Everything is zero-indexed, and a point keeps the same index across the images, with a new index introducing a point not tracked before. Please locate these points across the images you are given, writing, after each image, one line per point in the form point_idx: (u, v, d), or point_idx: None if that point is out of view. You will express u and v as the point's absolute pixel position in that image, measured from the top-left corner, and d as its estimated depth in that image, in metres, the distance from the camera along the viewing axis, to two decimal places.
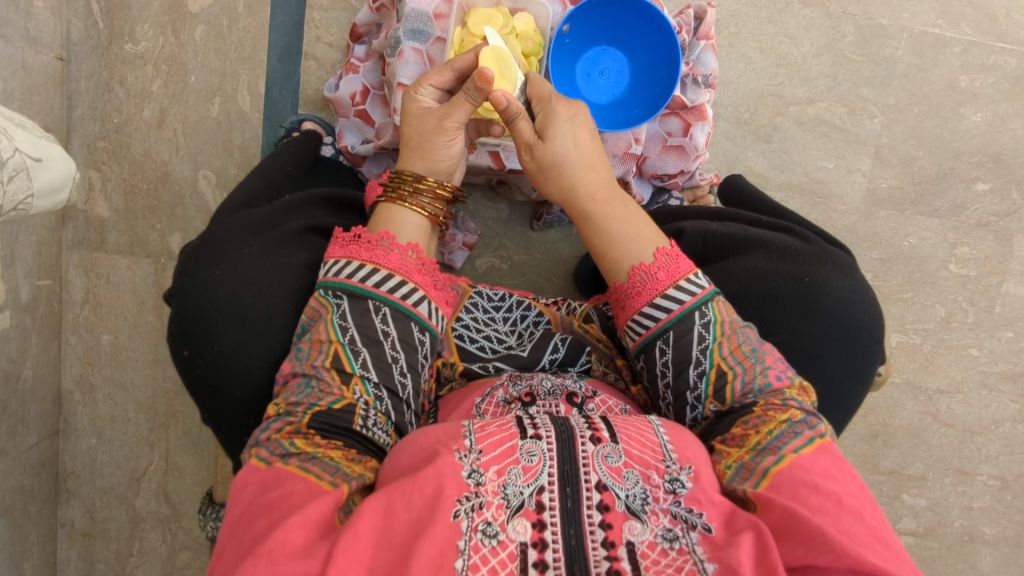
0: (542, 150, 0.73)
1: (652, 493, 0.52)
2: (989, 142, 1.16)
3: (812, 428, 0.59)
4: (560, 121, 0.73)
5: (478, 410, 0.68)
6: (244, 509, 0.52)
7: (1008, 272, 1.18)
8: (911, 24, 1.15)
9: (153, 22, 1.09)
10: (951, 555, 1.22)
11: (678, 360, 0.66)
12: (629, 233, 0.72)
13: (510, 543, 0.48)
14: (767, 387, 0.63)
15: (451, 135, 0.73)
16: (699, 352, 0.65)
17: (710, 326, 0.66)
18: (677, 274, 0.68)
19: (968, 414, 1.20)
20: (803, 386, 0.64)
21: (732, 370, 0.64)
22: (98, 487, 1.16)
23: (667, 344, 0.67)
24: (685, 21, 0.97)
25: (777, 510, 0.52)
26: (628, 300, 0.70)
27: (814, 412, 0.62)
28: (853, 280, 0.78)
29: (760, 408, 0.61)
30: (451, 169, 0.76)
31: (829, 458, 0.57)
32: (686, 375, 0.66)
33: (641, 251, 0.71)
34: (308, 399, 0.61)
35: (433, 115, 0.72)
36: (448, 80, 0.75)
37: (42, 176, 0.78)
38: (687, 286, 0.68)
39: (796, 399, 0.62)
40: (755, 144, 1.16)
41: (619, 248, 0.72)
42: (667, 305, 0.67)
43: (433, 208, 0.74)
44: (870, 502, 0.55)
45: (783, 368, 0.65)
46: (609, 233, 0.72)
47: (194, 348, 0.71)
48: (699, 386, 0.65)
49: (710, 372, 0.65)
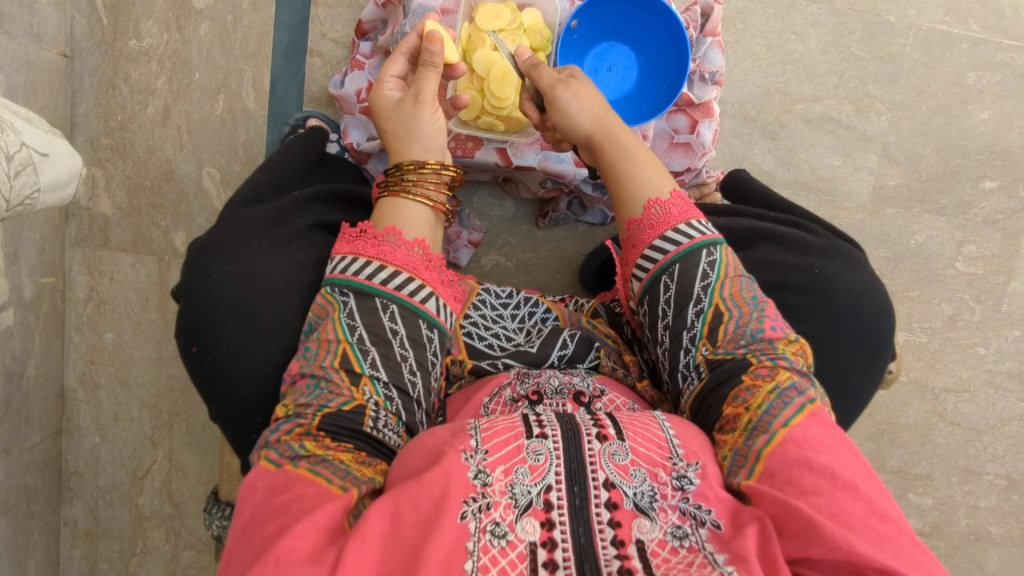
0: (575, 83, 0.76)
1: (659, 491, 0.52)
2: (996, 140, 1.16)
3: (802, 393, 0.58)
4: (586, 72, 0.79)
5: (486, 410, 0.68)
6: (252, 514, 0.52)
7: (1015, 271, 1.18)
8: (918, 21, 1.14)
9: (157, 19, 1.08)
10: (957, 554, 1.21)
11: (680, 296, 0.66)
12: (651, 167, 0.73)
13: (519, 544, 0.47)
14: (759, 335, 0.63)
15: (431, 108, 0.75)
16: (701, 290, 0.66)
17: (715, 265, 0.66)
18: (689, 213, 0.70)
19: (975, 413, 1.19)
20: (801, 345, 0.64)
21: (729, 312, 0.65)
22: (102, 486, 1.15)
23: (672, 279, 0.67)
24: (691, 18, 0.96)
25: (769, 503, 0.51)
26: (639, 236, 0.70)
27: (807, 375, 0.61)
28: (863, 274, 0.78)
29: (748, 377, 0.60)
30: (442, 148, 0.76)
31: (821, 426, 0.56)
32: (685, 314, 0.66)
33: (661, 186, 0.72)
34: (317, 400, 0.60)
35: (404, 98, 0.75)
36: (403, 68, 0.79)
37: (48, 172, 0.78)
38: (696, 225, 0.69)
39: (788, 357, 0.61)
40: (761, 141, 1.16)
41: (652, 163, 0.73)
42: (675, 238, 0.68)
43: (437, 194, 0.73)
44: (864, 470, 0.54)
45: (779, 321, 0.65)
46: (638, 152, 0.74)
47: (202, 345, 0.71)
48: (695, 325, 0.65)
49: (708, 312, 0.65)
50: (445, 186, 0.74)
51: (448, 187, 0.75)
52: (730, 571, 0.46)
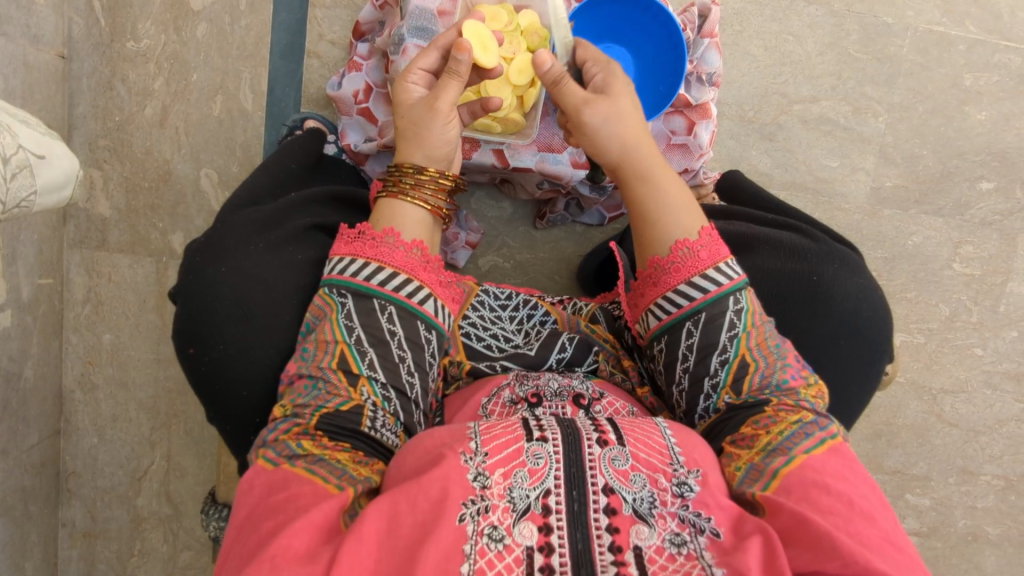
0: (609, 106, 0.71)
1: (659, 497, 0.52)
2: (994, 141, 1.16)
3: (823, 429, 0.59)
4: (623, 88, 0.73)
5: (485, 410, 0.68)
6: (249, 512, 0.52)
7: (1013, 271, 1.18)
8: (915, 22, 1.15)
9: (155, 20, 1.08)
10: (955, 555, 1.21)
11: (703, 344, 0.64)
12: (683, 200, 0.70)
13: (516, 547, 0.47)
14: (784, 384, 0.62)
15: (447, 118, 0.72)
16: (727, 339, 0.64)
17: (743, 314, 0.65)
18: (718, 255, 0.67)
19: (972, 413, 1.19)
20: (819, 388, 0.64)
21: (756, 362, 0.63)
22: (100, 487, 1.15)
23: (695, 327, 0.65)
24: (688, 19, 0.96)
25: (785, 516, 0.51)
26: (663, 276, 0.67)
27: (827, 415, 0.62)
28: (861, 279, 0.78)
29: (771, 408, 0.61)
30: (448, 156, 0.74)
31: (840, 459, 0.56)
32: (708, 362, 0.64)
33: (692, 223, 0.69)
34: (314, 401, 0.60)
35: (422, 102, 0.72)
36: (435, 63, 0.75)
37: (45, 173, 0.78)
38: (725, 269, 0.66)
39: (809, 401, 0.62)
40: (758, 142, 1.16)
41: (676, 212, 0.69)
42: (703, 285, 0.65)
43: (436, 200, 0.73)
44: (881, 504, 0.55)
45: (800, 367, 0.65)
46: (665, 195, 0.70)
47: (199, 346, 0.71)
48: (719, 373, 0.64)
49: (732, 362, 0.64)
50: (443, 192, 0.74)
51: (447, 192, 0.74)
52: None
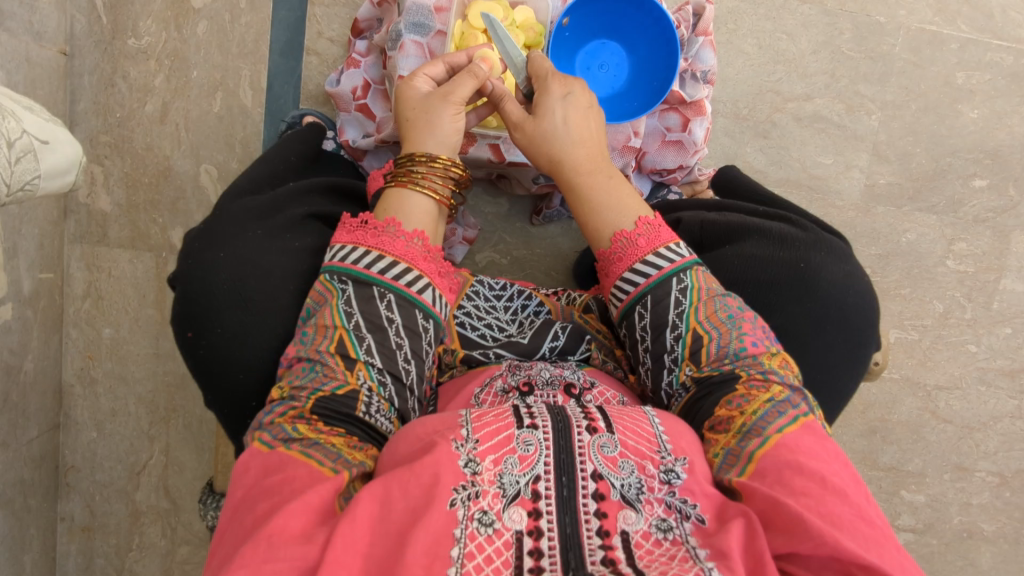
0: (532, 125, 0.76)
1: (647, 483, 0.53)
2: (986, 139, 1.17)
3: (795, 407, 0.59)
4: (555, 98, 0.76)
5: (477, 400, 0.69)
6: (246, 492, 0.53)
7: (1006, 268, 1.19)
8: (907, 21, 1.16)
9: (156, 17, 1.10)
10: (950, 551, 1.22)
11: (655, 324, 0.68)
12: (604, 211, 0.74)
13: (505, 532, 0.48)
14: (743, 353, 0.64)
15: (458, 109, 0.74)
16: (676, 316, 0.67)
17: (687, 292, 0.67)
18: (656, 241, 0.70)
19: (967, 410, 1.20)
20: (784, 357, 0.65)
21: (708, 334, 0.66)
22: (99, 481, 1.16)
23: (645, 308, 0.68)
24: (683, 18, 0.96)
25: (759, 499, 0.52)
26: (610, 267, 0.72)
27: (799, 388, 0.62)
28: (848, 266, 0.79)
29: (743, 384, 0.61)
30: (457, 147, 0.76)
31: (813, 435, 0.57)
32: (664, 339, 0.67)
33: (625, 218, 0.73)
34: (311, 383, 0.61)
35: (434, 94, 0.75)
36: (442, 73, 0.79)
37: (49, 158, 0.79)
38: (666, 253, 0.69)
39: (776, 372, 0.62)
40: (753, 140, 1.17)
41: (604, 217, 0.74)
42: (645, 270, 0.69)
43: (444, 190, 0.73)
44: (854, 478, 0.55)
45: (761, 336, 0.66)
46: (594, 205, 0.74)
47: (197, 330, 0.72)
48: (675, 348, 0.66)
49: (686, 337, 0.66)
50: (452, 182, 0.74)
51: (455, 185, 0.74)
52: (711, 567, 0.47)
